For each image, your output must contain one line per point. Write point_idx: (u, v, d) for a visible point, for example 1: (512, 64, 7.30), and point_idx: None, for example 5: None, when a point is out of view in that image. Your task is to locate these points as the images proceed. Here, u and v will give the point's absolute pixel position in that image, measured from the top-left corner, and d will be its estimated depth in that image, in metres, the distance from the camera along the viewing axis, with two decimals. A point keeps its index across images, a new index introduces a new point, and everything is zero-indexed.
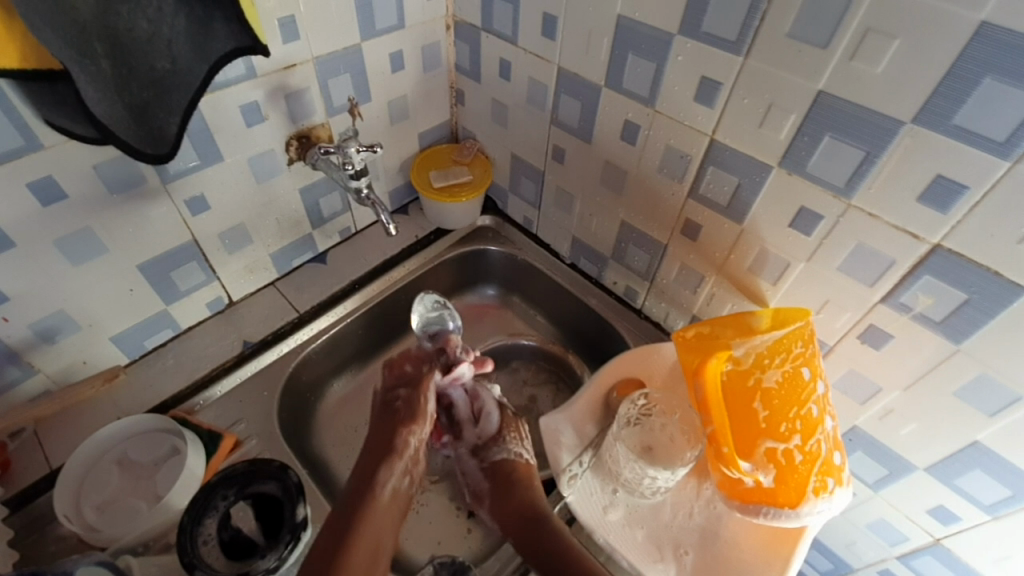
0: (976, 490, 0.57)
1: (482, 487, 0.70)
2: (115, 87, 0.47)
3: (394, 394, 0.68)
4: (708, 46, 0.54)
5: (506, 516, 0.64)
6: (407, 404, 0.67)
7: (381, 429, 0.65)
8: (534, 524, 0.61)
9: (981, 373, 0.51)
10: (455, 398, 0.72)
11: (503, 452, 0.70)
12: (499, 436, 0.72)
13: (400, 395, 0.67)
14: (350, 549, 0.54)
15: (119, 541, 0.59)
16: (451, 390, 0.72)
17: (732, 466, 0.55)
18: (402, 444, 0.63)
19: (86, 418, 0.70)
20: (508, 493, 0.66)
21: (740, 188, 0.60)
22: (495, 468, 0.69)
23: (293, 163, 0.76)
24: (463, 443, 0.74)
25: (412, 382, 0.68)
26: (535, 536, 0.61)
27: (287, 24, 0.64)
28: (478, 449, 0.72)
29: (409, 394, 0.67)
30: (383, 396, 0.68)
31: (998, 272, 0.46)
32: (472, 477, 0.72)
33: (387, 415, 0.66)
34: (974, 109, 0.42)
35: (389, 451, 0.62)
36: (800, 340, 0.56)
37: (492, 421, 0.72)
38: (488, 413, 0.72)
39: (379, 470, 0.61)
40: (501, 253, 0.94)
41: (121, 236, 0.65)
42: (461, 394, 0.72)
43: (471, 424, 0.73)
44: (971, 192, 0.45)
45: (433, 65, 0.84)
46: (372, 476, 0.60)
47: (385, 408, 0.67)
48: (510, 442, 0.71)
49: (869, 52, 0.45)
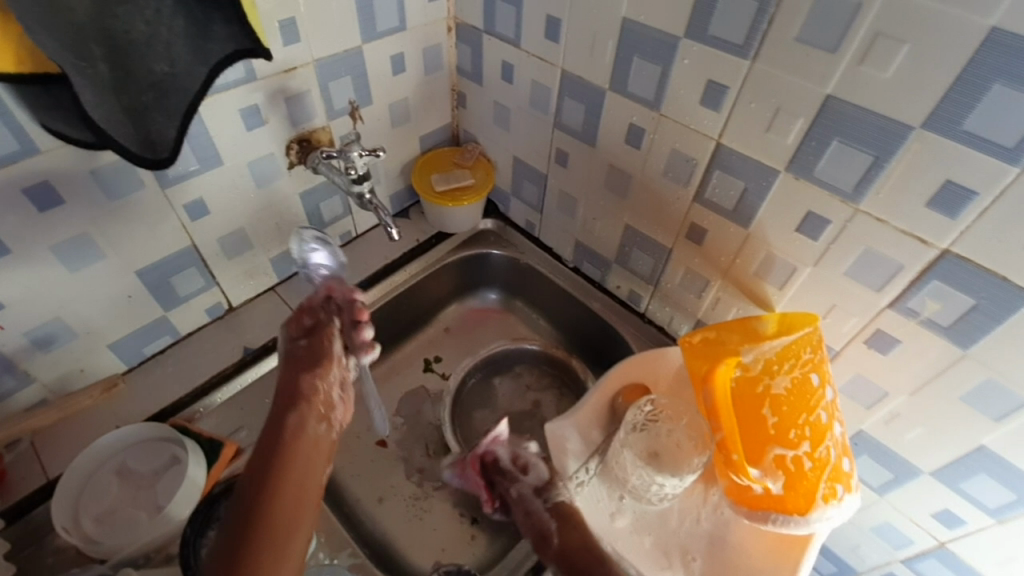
0: (982, 494, 0.57)
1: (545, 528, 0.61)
2: (111, 89, 0.46)
3: (296, 345, 0.62)
4: (715, 51, 0.54)
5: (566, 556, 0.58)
6: (310, 349, 0.62)
7: (289, 371, 0.60)
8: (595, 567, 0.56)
9: (988, 378, 0.51)
10: (501, 455, 0.68)
11: (563, 495, 0.63)
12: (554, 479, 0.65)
13: (302, 342, 0.62)
14: (277, 497, 0.48)
15: (121, 553, 0.58)
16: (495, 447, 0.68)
17: (742, 473, 0.55)
18: (311, 386, 0.58)
19: (85, 427, 0.69)
20: (574, 536, 0.59)
21: (746, 192, 0.60)
22: (558, 510, 0.62)
23: (293, 167, 0.75)
24: (521, 485, 0.65)
25: (316, 333, 0.64)
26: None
27: (288, 26, 0.63)
28: (538, 490, 0.65)
29: (313, 341, 0.62)
30: (286, 349, 0.63)
31: (1004, 277, 0.46)
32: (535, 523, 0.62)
33: (292, 364, 0.60)
34: (984, 114, 0.42)
35: (297, 397, 0.56)
36: (808, 346, 0.57)
37: (543, 467, 0.66)
38: (536, 460, 0.67)
39: (288, 417, 0.54)
40: (503, 256, 0.94)
41: (119, 242, 0.64)
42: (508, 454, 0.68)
43: (523, 470, 0.67)
44: (980, 199, 0.45)
45: (434, 68, 0.83)
46: (281, 424, 0.54)
47: (289, 357, 0.61)
48: (563, 486, 0.64)
49: (878, 56, 0.44)
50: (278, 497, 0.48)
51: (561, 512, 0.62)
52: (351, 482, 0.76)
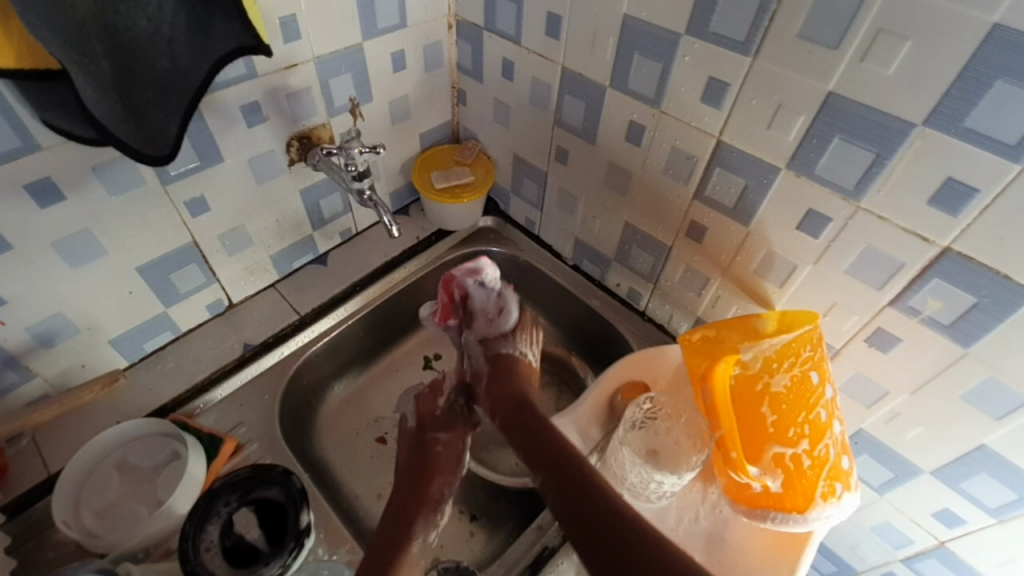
0: (983, 493, 0.57)
1: (481, 371, 0.73)
2: (113, 86, 0.46)
3: (433, 436, 0.69)
4: (715, 47, 0.54)
5: (499, 396, 0.67)
6: (446, 450, 0.67)
7: (409, 472, 0.64)
8: (523, 408, 0.64)
9: (989, 377, 0.51)
10: (471, 290, 0.74)
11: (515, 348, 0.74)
12: (512, 333, 0.75)
13: (441, 439, 0.68)
14: None
15: (119, 548, 0.58)
16: (465, 279, 0.73)
17: (740, 471, 0.55)
18: (439, 495, 0.62)
19: (85, 422, 0.69)
20: (504, 379, 0.69)
21: (747, 190, 0.60)
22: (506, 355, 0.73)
23: (293, 164, 0.75)
24: (473, 331, 0.76)
25: (450, 429, 0.70)
26: (538, 436, 0.60)
27: (288, 22, 0.63)
28: (489, 340, 0.75)
29: (451, 440, 0.69)
30: (422, 439, 0.68)
31: (1006, 275, 0.46)
32: (478, 363, 0.75)
33: (428, 456, 0.66)
34: (987, 110, 0.41)
35: (420, 501, 0.60)
36: (808, 344, 0.55)
37: (510, 317, 0.75)
38: (507, 311, 0.75)
39: (414, 523, 0.57)
40: (503, 254, 0.94)
41: (120, 238, 0.64)
42: (482, 297, 0.75)
43: (490, 316, 0.75)
44: (981, 197, 0.44)
45: (434, 65, 0.83)
46: (412, 518, 0.58)
47: (424, 453, 0.66)
48: (520, 342, 0.75)
49: (880, 54, 0.44)
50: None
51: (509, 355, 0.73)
52: (350, 479, 0.78)
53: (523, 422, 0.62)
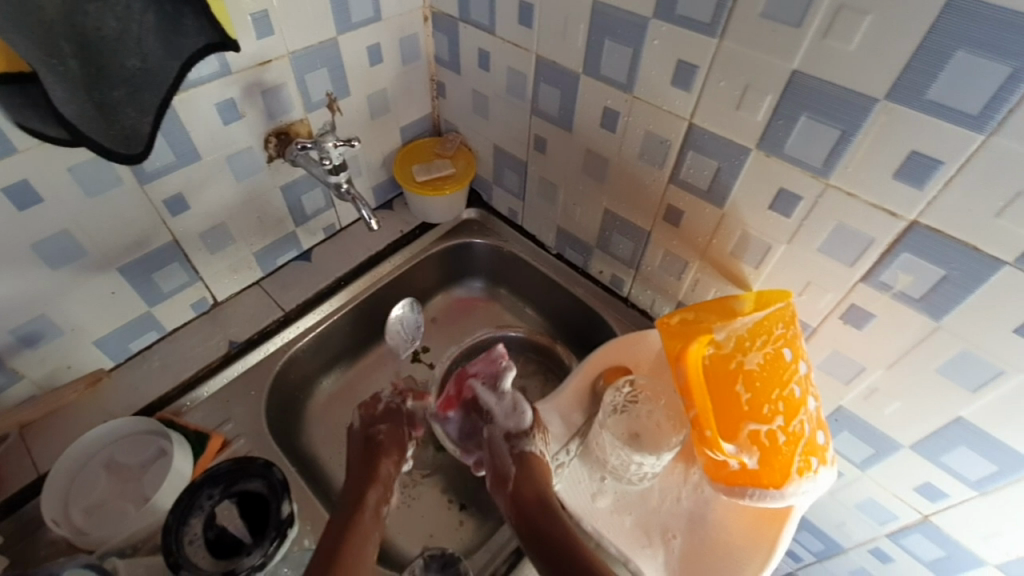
0: (963, 466, 0.57)
1: (504, 470, 0.62)
2: (83, 86, 0.46)
3: (376, 428, 0.67)
4: (683, 30, 0.54)
5: (521, 495, 0.59)
6: (389, 438, 0.67)
7: (360, 453, 0.66)
8: (542, 510, 0.57)
9: (963, 349, 0.51)
10: (492, 369, 0.70)
11: (533, 446, 0.63)
12: (530, 431, 0.64)
13: (382, 429, 0.67)
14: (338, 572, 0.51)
15: (107, 543, 0.59)
16: (479, 384, 0.70)
17: (716, 449, 0.54)
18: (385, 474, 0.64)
19: (72, 421, 0.70)
20: (531, 481, 0.60)
21: (720, 172, 0.60)
22: (523, 459, 0.62)
23: (272, 160, 0.75)
24: (495, 428, 0.65)
25: (392, 417, 0.69)
26: (523, 501, 0.59)
27: (260, 18, 0.63)
28: (509, 437, 0.64)
29: (392, 431, 0.67)
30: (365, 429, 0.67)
31: (977, 247, 0.46)
32: (498, 461, 0.63)
33: (369, 446, 0.66)
34: (947, 83, 0.41)
35: (371, 479, 0.62)
36: (780, 322, 0.56)
37: (525, 416, 0.65)
38: (523, 407, 0.65)
39: (366, 494, 0.60)
40: (486, 245, 0.94)
41: (99, 238, 0.64)
42: (493, 400, 0.68)
43: (505, 415, 0.65)
44: (945, 169, 0.45)
45: (411, 58, 0.83)
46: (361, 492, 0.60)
47: (368, 441, 0.66)
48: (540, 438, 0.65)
49: (841, 29, 0.44)
50: (352, 555, 0.53)
51: (526, 459, 0.62)
52: (340, 471, 0.79)
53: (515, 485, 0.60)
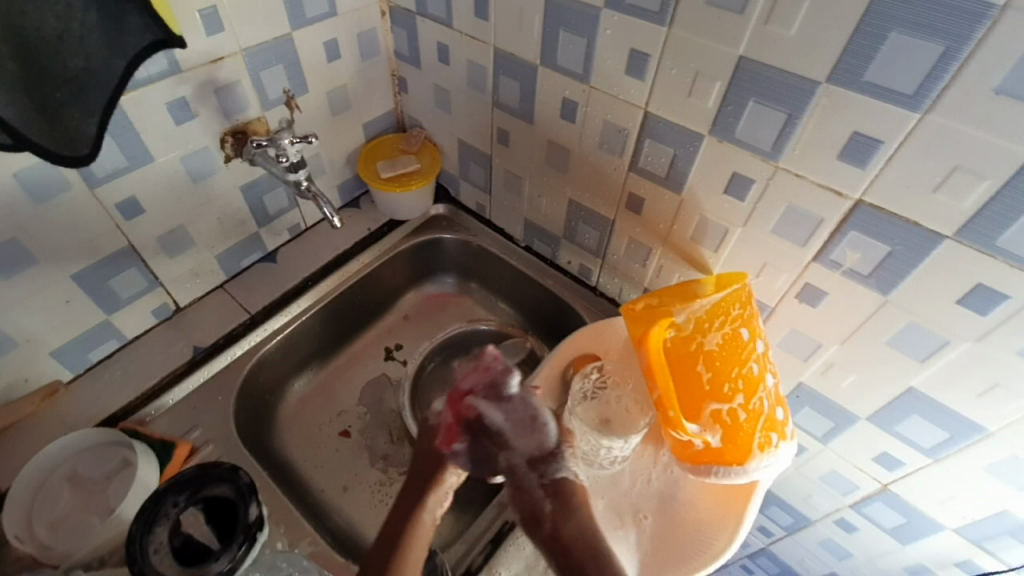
0: (917, 435, 0.60)
1: (538, 507, 0.56)
2: (23, 87, 0.44)
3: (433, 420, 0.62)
4: (634, 19, 0.55)
5: (560, 533, 0.54)
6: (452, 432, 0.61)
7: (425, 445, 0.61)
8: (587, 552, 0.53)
9: (911, 322, 0.53)
10: (493, 382, 0.58)
11: (563, 470, 0.58)
12: (557, 449, 0.59)
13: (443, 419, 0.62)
14: None
15: (72, 557, 0.58)
16: (479, 399, 0.58)
17: (680, 430, 0.55)
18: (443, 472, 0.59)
19: (30, 435, 0.68)
20: (570, 515, 0.55)
21: (676, 159, 0.61)
22: (556, 489, 0.57)
23: (230, 160, 0.74)
24: (513, 454, 0.58)
25: None
26: (573, 542, 0.53)
27: (209, 15, 0.62)
28: (534, 462, 0.58)
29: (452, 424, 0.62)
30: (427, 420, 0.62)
31: (918, 222, 0.48)
32: (526, 491, 0.58)
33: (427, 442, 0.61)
34: (881, 64, 0.43)
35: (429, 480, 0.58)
36: (737, 303, 0.58)
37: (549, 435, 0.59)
38: (543, 422, 0.59)
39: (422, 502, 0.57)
40: (455, 240, 0.94)
41: (50, 246, 0.62)
42: (502, 417, 0.58)
43: (521, 435, 0.58)
44: (885, 147, 0.46)
45: (370, 53, 0.82)
46: (418, 500, 0.57)
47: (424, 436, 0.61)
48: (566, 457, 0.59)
49: (782, 14, 0.45)
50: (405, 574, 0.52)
51: (560, 491, 0.57)
52: (315, 474, 0.78)
53: (563, 514, 0.55)
